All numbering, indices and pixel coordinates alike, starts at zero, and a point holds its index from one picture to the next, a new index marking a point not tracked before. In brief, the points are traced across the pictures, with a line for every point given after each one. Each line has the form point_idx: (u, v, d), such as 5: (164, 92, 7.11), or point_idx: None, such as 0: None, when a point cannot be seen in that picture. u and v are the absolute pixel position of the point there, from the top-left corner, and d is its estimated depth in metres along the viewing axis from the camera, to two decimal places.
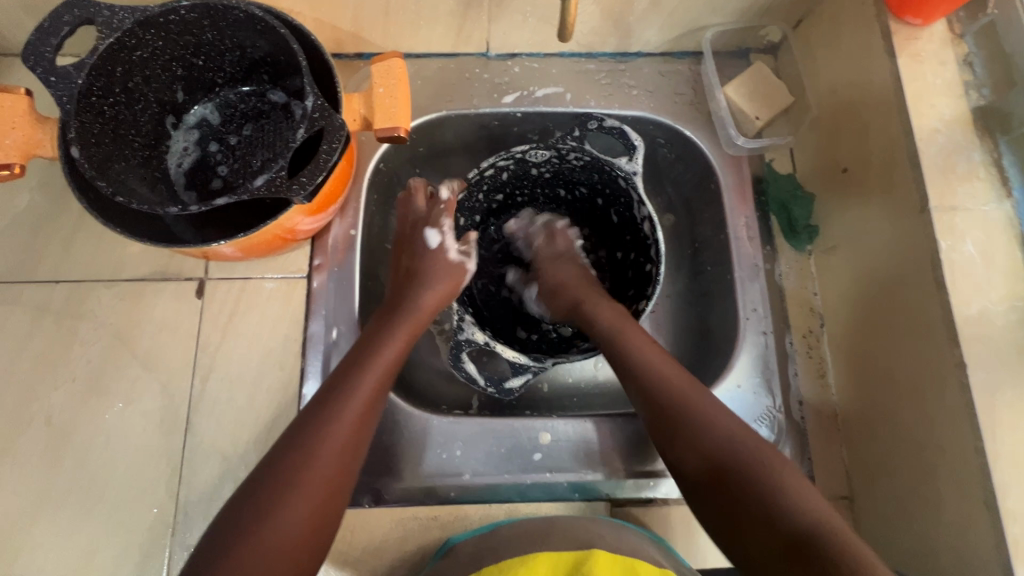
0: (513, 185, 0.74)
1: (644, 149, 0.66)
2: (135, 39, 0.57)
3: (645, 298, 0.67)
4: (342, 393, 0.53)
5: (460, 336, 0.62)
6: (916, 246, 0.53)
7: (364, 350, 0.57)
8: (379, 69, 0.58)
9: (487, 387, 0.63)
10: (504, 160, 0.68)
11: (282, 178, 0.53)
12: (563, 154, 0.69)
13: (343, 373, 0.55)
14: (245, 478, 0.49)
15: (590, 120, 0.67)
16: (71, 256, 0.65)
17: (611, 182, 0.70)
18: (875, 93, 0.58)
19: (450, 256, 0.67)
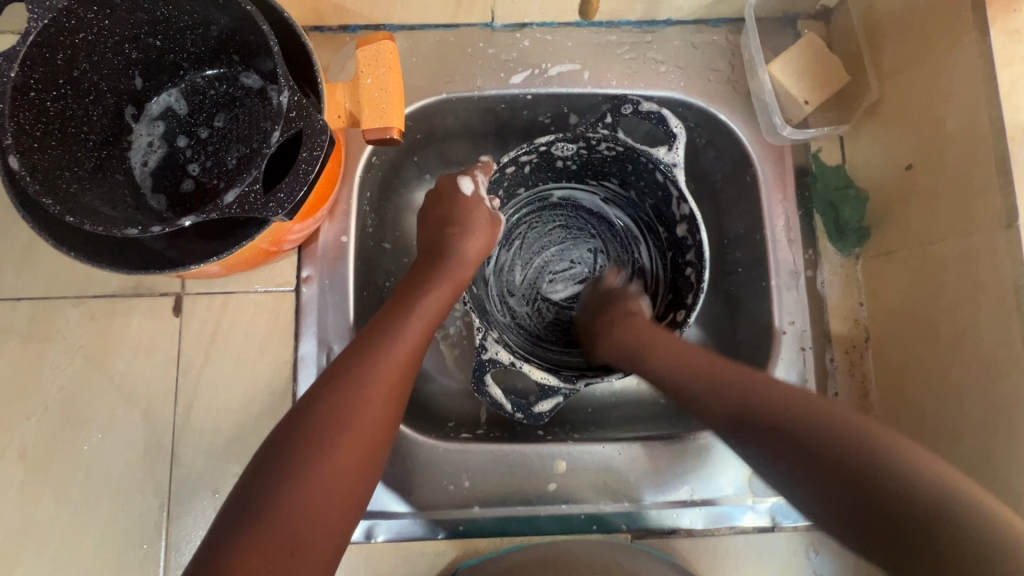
0: (538, 176, 0.67)
1: (685, 138, 0.57)
2: (74, 19, 0.48)
3: (684, 308, 0.60)
4: (384, 341, 0.48)
5: (482, 355, 0.56)
6: (995, 266, 0.46)
7: (403, 304, 0.53)
8: (364, 55, 0.49)
9: (514, 412, 0.57)
10: (527, 153, 0.61)
11: (256, 193, 0.45)
12: (592, 144, 0.61)
13: (383, 322, 0.50)
14: (270, 436, 0.43)
15: (624, 104, 0.58)
16: (30, 270, 0.58)
17: (648, 176, 0.62)
18: (956, 78, 0.49)
19: (486, 206, 0.61)
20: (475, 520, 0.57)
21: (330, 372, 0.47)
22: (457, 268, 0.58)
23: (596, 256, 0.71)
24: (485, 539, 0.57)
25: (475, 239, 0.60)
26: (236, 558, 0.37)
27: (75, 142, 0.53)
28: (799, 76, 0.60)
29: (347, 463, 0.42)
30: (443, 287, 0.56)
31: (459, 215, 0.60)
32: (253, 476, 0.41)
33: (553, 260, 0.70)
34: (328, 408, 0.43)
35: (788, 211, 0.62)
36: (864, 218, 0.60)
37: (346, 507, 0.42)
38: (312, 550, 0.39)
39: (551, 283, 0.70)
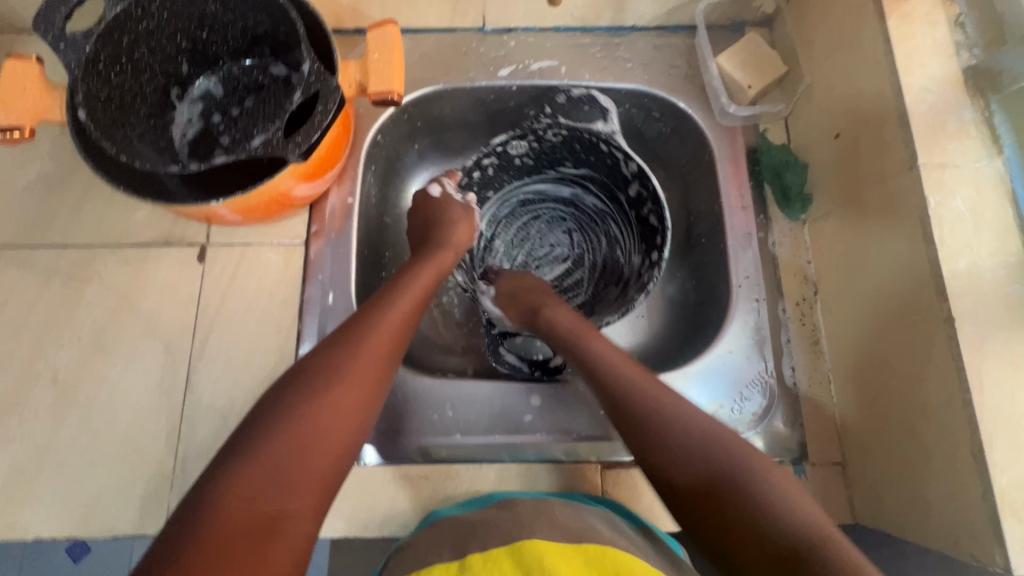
0: (509, 175, 0.77)
1: (614, 110, 0.74)
2: (141, 10, 0.60)
3: (658, 249, 0.70)
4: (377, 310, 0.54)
5: (494, 330, 0.70)
6: (906, 203, 0.53)
7: (395, 284, 0.59)
8: (373, 36, 0.59)
9: (533, 371, 0.66)
10: (486, 155, 0.72)
11: (279, 139, 0.54)
12: (540, 135, 0.71)
13: (378, 297, 0.56)
14: (269, 391, 0.47)
15: (557, 93, 0.75)
16: (77, 222, 0.67)
17: (607, 159, 0.73)
18: (866, 57, 0.59)
19: (456, 201, 0.70)
20: (457, 447, 0.62)
21: (329, 339, 0.51)
22: (440, 255, 0.64)
23: (571, 236, 0.80)
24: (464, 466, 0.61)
25: (457, 230, 0.68)
26: (231, 496, 0.40)
27: (129, 109, 0.63)
28: (744, 68, 0.70)
29: (337, 417, 0.46)
30: (428, 270, 0.62)
31: (437, 212, 0.69)
32: (249, 425, 0.44)
33: (537, 249, 0.80)
34: (321, 365, 0.48)
35: (741, 182, 0.70)
36: (806, 186, 0.69)
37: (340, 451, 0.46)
38: (303, 488, 0.42)
39: (538, 268, 0.79)
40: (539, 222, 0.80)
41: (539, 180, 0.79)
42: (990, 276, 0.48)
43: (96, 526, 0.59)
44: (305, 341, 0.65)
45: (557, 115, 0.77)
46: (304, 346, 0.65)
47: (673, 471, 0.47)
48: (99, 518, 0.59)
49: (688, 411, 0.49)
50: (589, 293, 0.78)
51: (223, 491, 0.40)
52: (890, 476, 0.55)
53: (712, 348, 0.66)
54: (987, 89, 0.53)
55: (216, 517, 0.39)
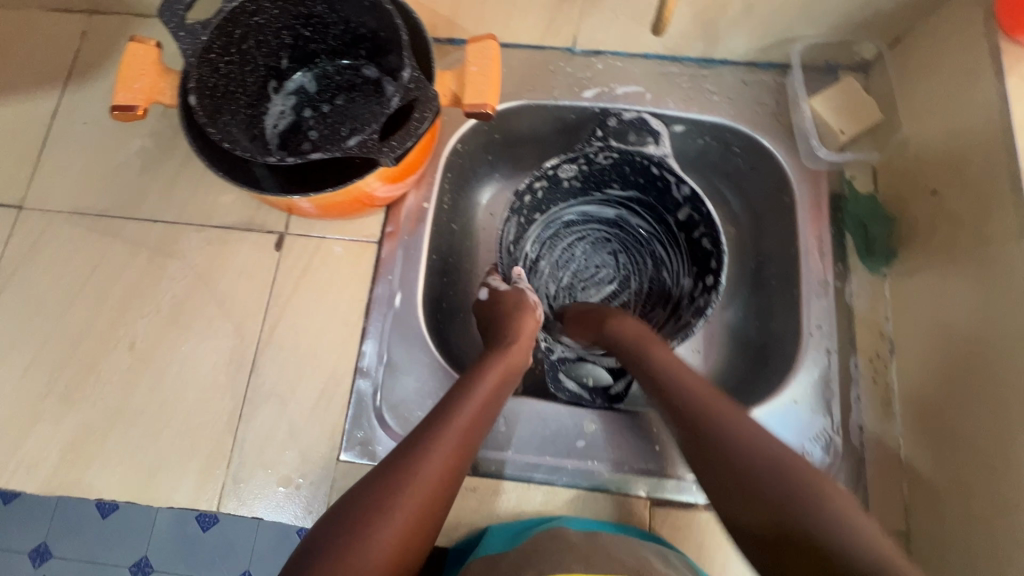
0: (561, 197, 0.77)
1: (666, 133, 0.71)
2: (255, 5, 0.63)
3: (712, 272, 0.69)
4: (446, 415, 0.50)
5: (552, 357, 0.67)
6: (1010, 270, 0.51)
7: (465, 381, 0.54)
8: (474, 49, 0.60)
9: (595, 399, 0.65)
10: (538, 179, 0.72)
11: (374, 141, 0.56)
12: (591, 159, 0.72)
13: (448, 400, 0.52)
14: (330, 507, 0.44)
15: (609, 117, 0.73)
16: (169, 199, 0.70)
17: (661, 189, 0.73)
18: (977, 115, 0.56)
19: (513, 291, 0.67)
20: (506, 463, 0.61)
21: (398, 451, 0.47)
22: (512, 349, 0.59)
23: (616, 257, 0.80)
24: (513, 483, 0.61)
25: (525, 316, 0.63)
26: None
27: (231, 98, 0.66)
28: (837, 112, 0.69)
29: (395, 546, 0.42)
30: (497, 373, 0.56)
31: (497, 308, 0.66)
32: (307, 553, 0.41)
33: (583, 271, 0.79)
34: (382, 487, 0.44)
35: (821, 228, 0.69)
36: (892, 240, 0.66)
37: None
38: None
39: (584, 289, 0.79)
40: (584, 244, 0.80)
41: (584, 202, 0.79)
42: None
43: (155, 493, 0.61)
44: (369, 339, 0.66)
45: (609, 138, 0.73)
46: (367, 344, 0.65)
47: (721, 486, 0.46)
48: (158, 486, 0.61)
49: (765, 435, 0.47)
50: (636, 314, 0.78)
51: None
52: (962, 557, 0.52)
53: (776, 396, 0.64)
54: None
55: None
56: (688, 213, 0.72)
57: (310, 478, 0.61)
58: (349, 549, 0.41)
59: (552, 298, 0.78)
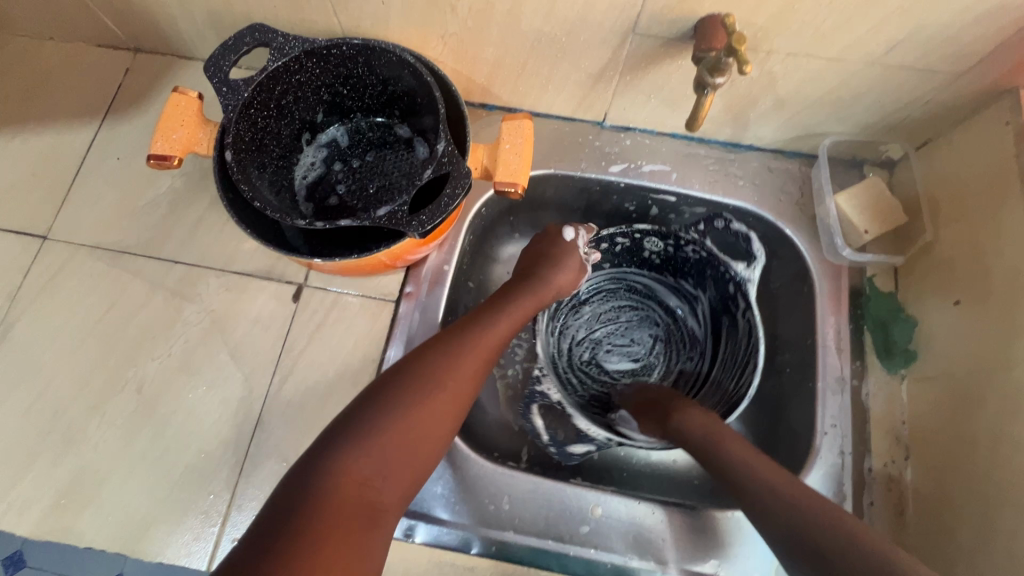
0: (622, 258, 0.77)
1: (762, 259, 0.68)
2: (298, 65, 0.64)
3: (746, 371, 0.66)
4: (479, 328, 0.55)
5: (535, 387, 0.67)
6: None
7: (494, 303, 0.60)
8: (508, 126, 0.61)
9: (549, 444, 0.66)
10: (622, 233, 0.72)
11: (403, 213, 0.56)
12: (680, 244, 0.72)
13: (481, 312, 0.58)
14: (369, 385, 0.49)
15: (718, 218, 0.71)
16: (192, 242, 0.71)
17: (720, 284, 0.71)
18: (1004, 234, 0.57)
19: (579, 253, 0.68)
20: (507, 545, 0.60)
21: (433, 342, 0.53)
22: (542, 289, 0.64)
23: (654, 341, 0.78)
24: (513, 564, 0.60)
25: (570, 258, 0.67)
26: (330, 486, 0.42)
27: (264, 151, 0.67)
28: (860, 209, 0.69)
29: (429, 423, 0.48)
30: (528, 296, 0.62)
31: (555, 251, 0.68)
32: (351, 417, 0.46)
33: (615, 342, 0.78)
34: (421, 374, 0.49)
35: (839, 323, 0.68)
36: (912, 342, 0.66)
37: (413, 474, 0.47)
38: (392, 487, 0.45)
39: (608, 351, 0.77)
40: (625, 312, 0.79)
41: (655, 278, 0.78)
42: None
43: (147, 544, 0.60)
44: None
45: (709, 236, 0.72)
46: None
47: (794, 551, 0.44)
48: (151, 537, 0.60)
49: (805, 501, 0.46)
50: None
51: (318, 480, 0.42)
52: None
53: None
54: None
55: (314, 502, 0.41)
56: (738, 318, 0.69)
57: None
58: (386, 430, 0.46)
59: (575, 343, 0.77)
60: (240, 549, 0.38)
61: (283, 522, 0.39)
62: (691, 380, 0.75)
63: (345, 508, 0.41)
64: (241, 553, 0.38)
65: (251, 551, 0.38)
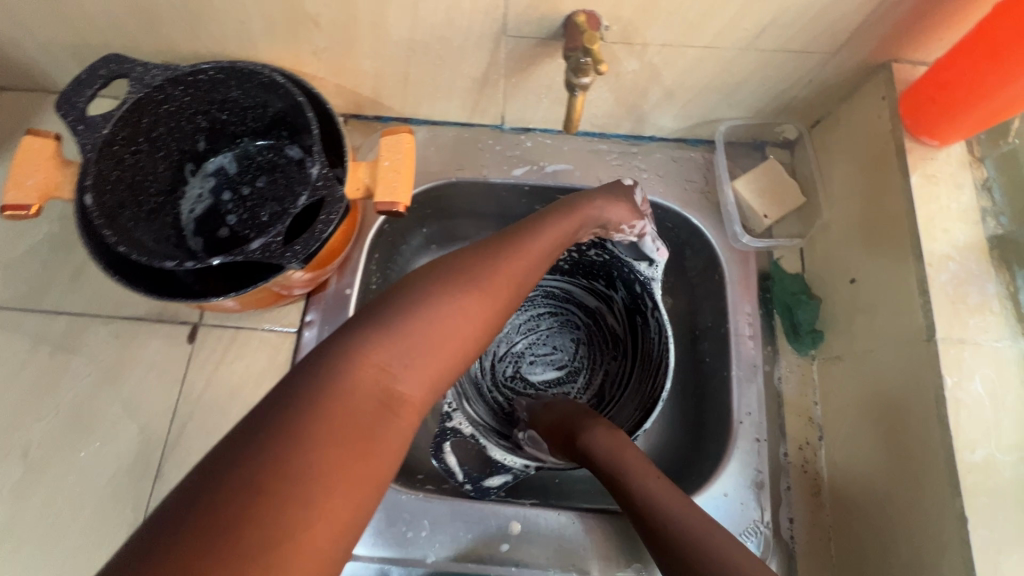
0: None
1: (663, 258, 0.65)
2: (163, 95, 0.60)
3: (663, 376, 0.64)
4: (518, 244, 0.51)
5: (446, 423, 0.62)
6: (921, 374, 0.50)
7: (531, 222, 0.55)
8: (386, 142, 0.58)
9: (464, 481, 0.61)
10: None
11: (278, 244, 0.54)
12: (583, 249, 0.72)
13: (521, 226, 0.54)
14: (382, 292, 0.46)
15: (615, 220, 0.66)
16: (75, 290, 0.67)
17: (629, 285, 0.70)
18: (887, 209, 0.57)
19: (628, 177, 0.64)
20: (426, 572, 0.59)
21: (472, 251, 0.49)
22: (587, 206, 0.58)
23: (577, 345, 0.77)
24: None
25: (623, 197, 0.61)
26: (343, 379, 0.38)
27: (138, 189, 0.64)
28: (760, 193, 0.69)
29: (454, 334, 0.43)
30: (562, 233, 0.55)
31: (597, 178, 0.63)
32: (374, 317, 0.42)
33: (538, 351, 0.77)
34: (444, 285, 0.45)
35: (751, 311, 0.68)
36: (817, 322, 0.66)
37: (432, 388, 0.42)
38: (410, 380, 0.41)
39: (531, 364, 0.76)
40: (546, 320, 0.77)
41: (570, 282, 0.77)
42: (1008, 472, 0.45)
43: None
44: None
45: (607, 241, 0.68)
46: None
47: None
48: None
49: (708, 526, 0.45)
50: None
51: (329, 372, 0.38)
52: None
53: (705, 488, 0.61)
54: (1013, 263, 0.51)
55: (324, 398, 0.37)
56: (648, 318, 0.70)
57: None
58: (411, 337, 0.42)
59: (497, 359, 0.76)
60: (236, 431, 0.34)
61: (284, 411, 0.35)
62: (614, 385, 0.74)
63: (353, 405, 0.37)
64: (235, 436, 0.34)
65: (247, 432, 0.34)
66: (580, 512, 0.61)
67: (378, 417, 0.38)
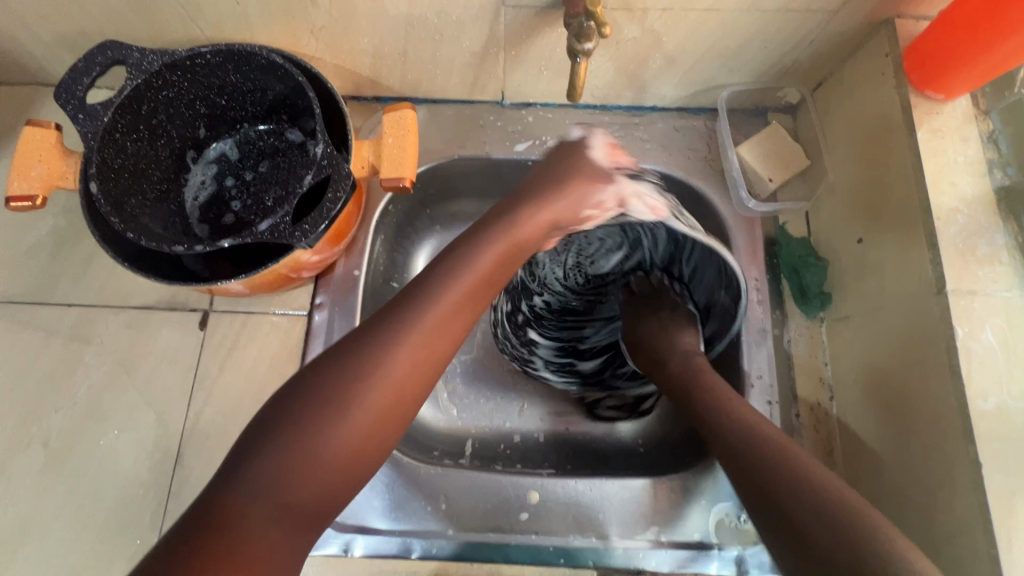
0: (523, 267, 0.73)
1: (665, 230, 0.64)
2: (162, 81, 0.60)
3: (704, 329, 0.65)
4: (446, 277, 0.46)
5: (458, 406, 0.72)
6: (931, 326, 0.51)
7: (471, 240, 0.49)
8: (390, 118, 0.58)
9: (470, 451, 0.69)
10: None
11: (287, 224, 0.54)
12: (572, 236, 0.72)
13: (453, 253, 0.48)
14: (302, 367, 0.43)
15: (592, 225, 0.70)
16: (83, 281, 0.67)
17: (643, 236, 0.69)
18: (893, 166, 0.57)
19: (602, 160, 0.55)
20: (448, 544, 0.60)
21: (400, 298, 0.46)
22: (543, 210, 0.51)
23: (622, 236, 0.71)
24: (456, 562, 0.60)
25: (559, 205, 0.52)
26: (241, 491, 0.36)
27: (142, 176, 0.63)
28: (763, 158, 0.69)
29: (373, 419, 0.41)
30: (500, 250, 0.49)
31: (574, 163, 0.55)
32: (291, 400, 0.40)
33: (593, 250, 0.74)
34: (364, 354, 0.42)
35: (758, 276, 0.68)
36: (825, 284, 0.66)
37: (357, 474, 0.41)
38: (320, 485, 0.39)
39: (593, 263, 0.75)
40: (572, 240, 0.72)
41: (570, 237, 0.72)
42: (1020, 417, 0.46)
43: None
44: None
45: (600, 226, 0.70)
46: None
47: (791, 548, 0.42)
48: None
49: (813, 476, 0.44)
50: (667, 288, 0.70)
51: (234, 486, 0.36)
52: None
53: None
54: (1021, 212, 0.51)
55: (225, 516, 0.35)
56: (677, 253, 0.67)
57: None
58: (316, 434, 0.39)
59: (559, 278, 0.75)
60: (169, 538, 0.34)
61: (198, 531, 0.34)
62: (682, 275, 0.69)
63: (249, 528, 0.35)
64: (167, 546, 0.34)
65: (175, 545, 0.34)
66: (597, 479, 0.62)
67: (295, 526, 0.38)
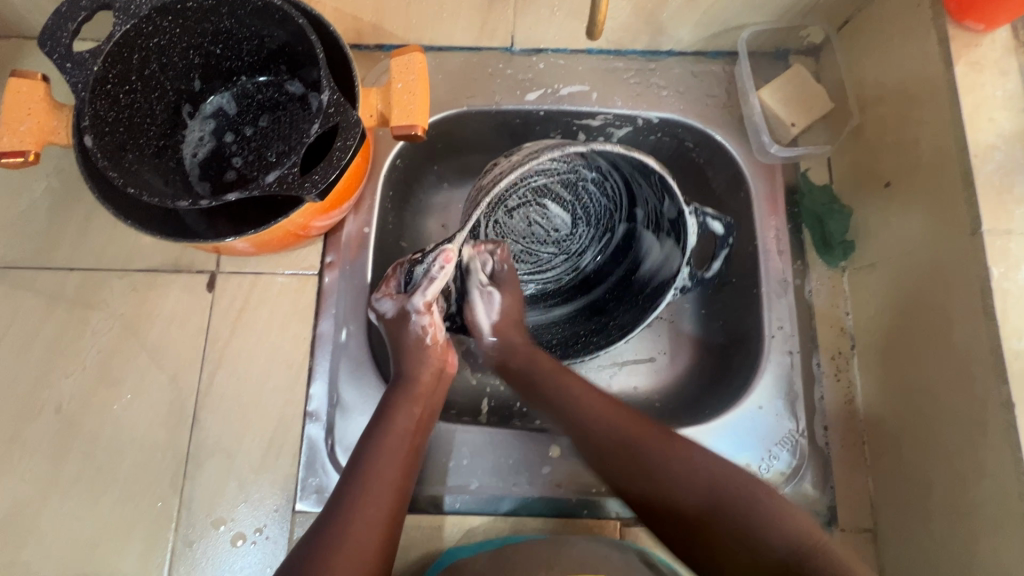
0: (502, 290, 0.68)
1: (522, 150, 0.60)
2: (152, 26, 0.56)
3: (665, 202, 0.57)
4: (386, 430, 0.52)
5: (484, 378, 0.69)
6: (963, 269, 0.50)
7: (381, 413, 0.54)
8: (397, 62, 0.55)
9: (491, 412, 0.68)
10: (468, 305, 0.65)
11: (294, 175, 0.51)
12: (495, 247, 0.68)
13: (378, 418, 0.53)
14: (285, 563, 0.45)
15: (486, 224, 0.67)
16: (83, 245, 0.65)
17: (506, 212, 0.68)
18: (927, 104, 0.54)
19: (390, 313, 0.57)
20: (471, 497, 0.60)
21: (347, 475, 0.50)
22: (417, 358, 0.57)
23: (503, 218, 0.68)
24: (480, 516, 0.60)
25: (422, 367, 0.57)
26: None
27: (138, 131, 0.60)
28: (786, 102, 0.66)
29: (372, 521, 0.47)
30: (412, 411, 0.54)
31: (392, 334, 0.58)
32: None
33: (533, 225, 0.69)
34: (337, 524, 0.46)
35: (779, 225, 0.66)
36: (848, 233, 0.65)
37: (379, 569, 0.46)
38: None
39: (551, 229, 0.69)
40: (515, 238, 0.69)
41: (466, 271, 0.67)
42: None
43: (100, 563, 0.57)
44: (317, 379, 0.62)
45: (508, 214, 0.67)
46: (315, 386, 0.62)
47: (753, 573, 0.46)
48: (103, 555, 0.58)
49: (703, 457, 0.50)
50: (600, 168, 0.64)
51: None
52: (926, 548, 0.53)
53: (740, 403, 0.62)
54: None
55: None
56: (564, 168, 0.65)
57: (267, 530, 0.58)
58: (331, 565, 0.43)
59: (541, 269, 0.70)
60: None
61: None
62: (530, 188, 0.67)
63: None
64: None
65: None
66: None
67: None
